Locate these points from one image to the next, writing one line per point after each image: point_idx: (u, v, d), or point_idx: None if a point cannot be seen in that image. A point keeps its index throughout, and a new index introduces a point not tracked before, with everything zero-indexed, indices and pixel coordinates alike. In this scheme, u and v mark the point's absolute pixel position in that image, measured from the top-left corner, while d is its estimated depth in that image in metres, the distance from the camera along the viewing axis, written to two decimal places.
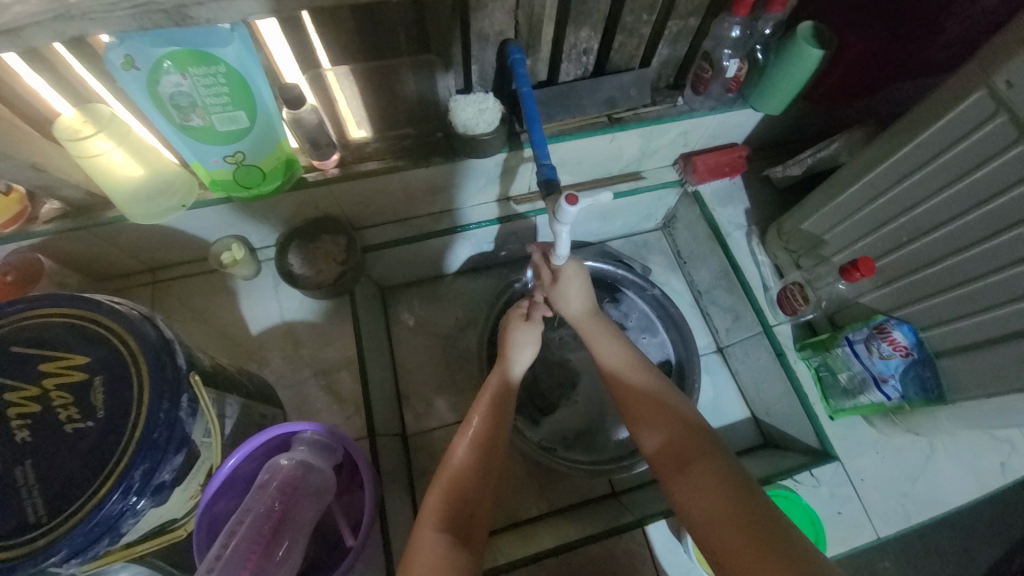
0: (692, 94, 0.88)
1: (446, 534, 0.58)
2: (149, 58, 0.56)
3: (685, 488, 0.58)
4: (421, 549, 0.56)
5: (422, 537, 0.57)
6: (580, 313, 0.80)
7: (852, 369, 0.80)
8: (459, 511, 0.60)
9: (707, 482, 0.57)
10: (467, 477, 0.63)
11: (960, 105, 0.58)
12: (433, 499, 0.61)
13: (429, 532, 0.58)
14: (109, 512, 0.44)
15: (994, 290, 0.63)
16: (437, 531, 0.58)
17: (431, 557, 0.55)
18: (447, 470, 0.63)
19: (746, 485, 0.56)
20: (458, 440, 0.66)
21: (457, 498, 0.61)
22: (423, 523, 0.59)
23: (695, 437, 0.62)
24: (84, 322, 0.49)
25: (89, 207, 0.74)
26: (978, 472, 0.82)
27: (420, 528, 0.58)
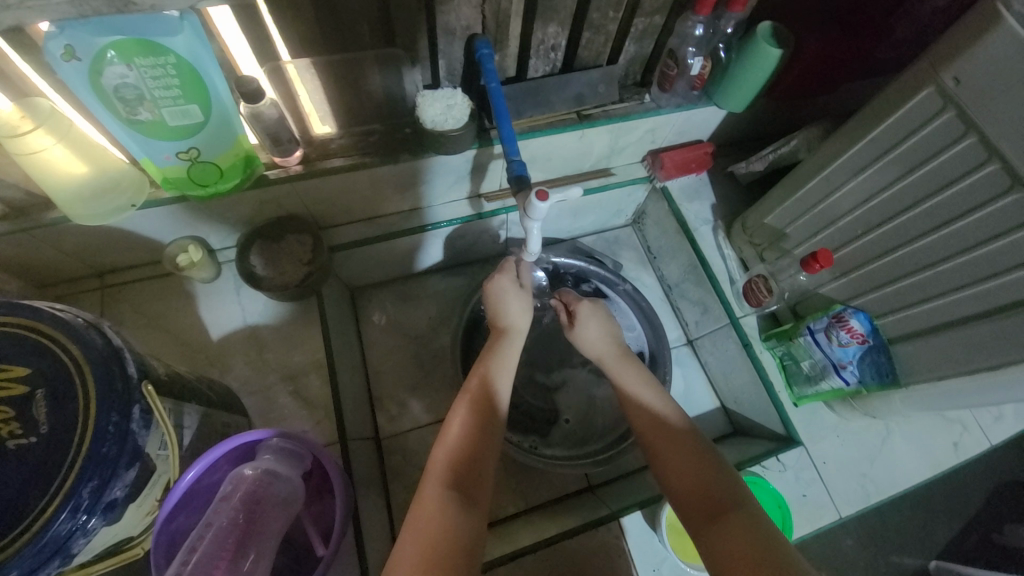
0: (658, 92, 0.89)
1: (450, 491, 0.59)
2: (91, 48, 0.53)
3: (708, 528, 0.56)
4: (427, 505, 0.57)
5: (428, 494, 0.59)
6: (612, 351, 0.78)
7: (814, 357, 0.83)
8: (460, 475, 0.62)
9: (734, 525, 0.54)
10: (454, 464, 0.62)
11: (909, 102, 0.61)
12: (436, 467, 0.62)
13: (436, 489, 0.59)
14: (57, 533, 0.41)
15: (944, 278, 0.67)
16: (442, 491, 0.59)
17: (436, 514, 0.56)
18: (435, 462, 0.63)
19: (773, 530, 0.53)
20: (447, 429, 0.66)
21: (458, 464, 0.62)
22: (428, 483, 0.60)
23: (722, 481, 0.59)
24: (21, 331, 0.46)
25: (28, 207, 0.69)
26: (930, 451, 0.87)
27: (426, 487, 0.60)
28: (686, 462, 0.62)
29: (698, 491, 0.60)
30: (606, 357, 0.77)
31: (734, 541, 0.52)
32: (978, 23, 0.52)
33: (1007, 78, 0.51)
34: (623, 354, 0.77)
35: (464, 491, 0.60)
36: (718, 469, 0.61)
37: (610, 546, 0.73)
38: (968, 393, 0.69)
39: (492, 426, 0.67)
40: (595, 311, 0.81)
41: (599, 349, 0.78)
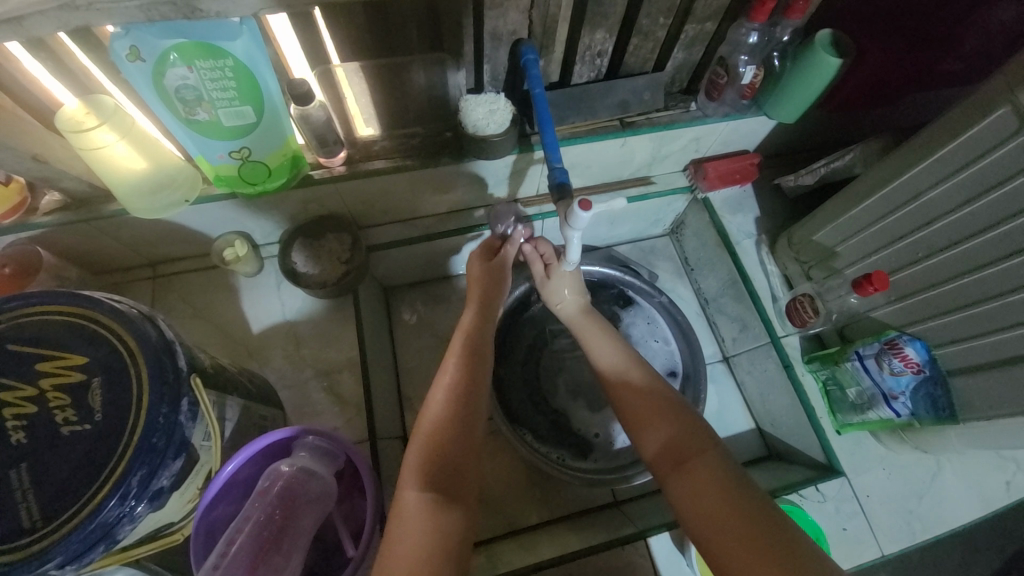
0: (705, 100, 0.87)
1: (429, 492, 0.57)
2: (156, 50, 0.55)
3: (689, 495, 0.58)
4: (407, 509, 0.55)
5: (406, 496, 0.56)
6: (575, 309, 0.80)
7: (861, 384, 0.78)
8: (438, 473, 0.59)
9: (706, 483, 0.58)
10: (432, 461, 0.60)
11: (985, 120, 0.57)
12: (413, 461, 0.60)
13: (414, 492, 0.57)
14: (105, 519, 0.43)
15: (1015, 309, 0.62)
16: (420, 492, 0.57)
17: (418, 519, 0.54)
18: (413, 457, 0.60)
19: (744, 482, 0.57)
20: (426, 410, 0.64)
21: (435, 454, 0.60)
22: (404, 485, 0.58)
23: (693, 437, 0.62)
24: (82, 320, 0.48)
25: (91, 200, 0.73)
26: (985, 491, 0.81)
27: (402, 490, 0.57)
28: (660, 426, 0.64)
29: (673, 451, 0.62)
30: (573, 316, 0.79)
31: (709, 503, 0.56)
32: None
33: None
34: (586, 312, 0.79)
35: (442, 490, 0.58)
36: (690, 427, 0.63)
37: (634, 566, 0.72)
38: None
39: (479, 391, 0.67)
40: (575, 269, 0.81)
41: (568, 308, 0.80)
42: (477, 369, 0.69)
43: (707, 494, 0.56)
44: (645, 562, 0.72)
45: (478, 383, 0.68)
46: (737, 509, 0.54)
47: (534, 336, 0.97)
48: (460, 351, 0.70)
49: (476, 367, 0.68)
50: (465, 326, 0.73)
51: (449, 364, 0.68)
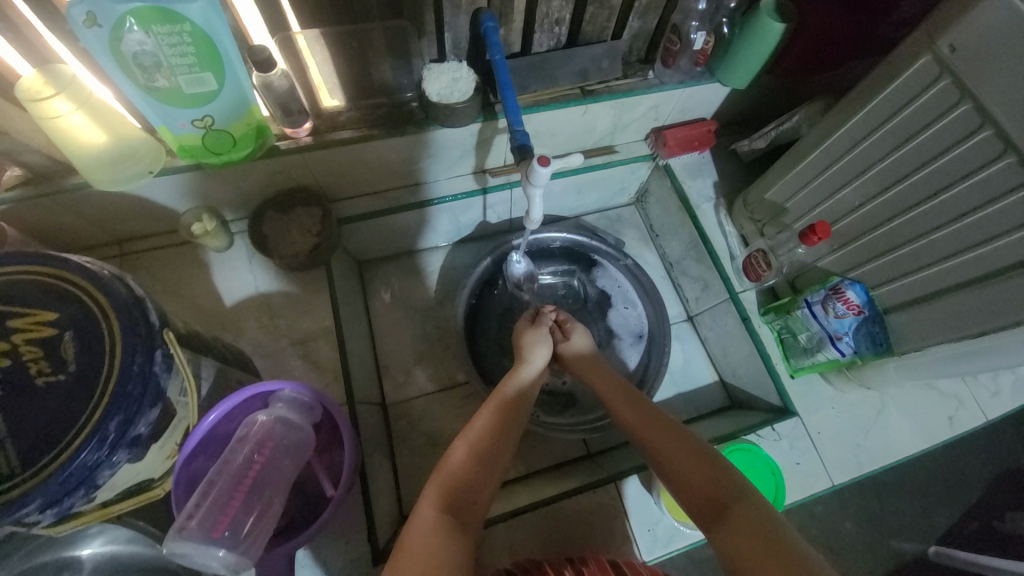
0: (662, 68, 0.91)
1: (447, 515, 0.55)
2: (112, 15, 0.55)
3: (723, 536, 0.50)
4: (423, 527, 0.53)
5: (425, 515, 0.54)
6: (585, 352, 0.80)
7: (811, 329, 0.84)
8: (459, 497, 0.57)
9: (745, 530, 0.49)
10: (460, 482, 0.58)
11: (906, 71, 0.62)
12: (434, 483, 0.58)
13: (433, 510, 0.55)
14: (84, 463, 0.44)
15: (937, 246, 0.67)
16: (439, 513, 0.55)
17: (430, 540, 0.51)
18: (442, 476, 0.59)
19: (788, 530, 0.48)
20: (458, 440, 0.62)
21: (461, 481, 0.58)
22: (424, 501, 0.56)
23: (727, 482, 0.54)
24: (52, 278, 0.49)
25: (52, 173, 0.72)
26: (923, 422, 0.88)
27: (421, 506, 0.55)
28: (689, 466, 0.57)
29: (703, 496, 0.54)
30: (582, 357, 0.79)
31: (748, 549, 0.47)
32: None
33: (1001, 43, 0.52)
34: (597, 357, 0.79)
35: (461, 517, 0.56)
36: (723, 470, 0.56)
37: (607, 507, 0.76)
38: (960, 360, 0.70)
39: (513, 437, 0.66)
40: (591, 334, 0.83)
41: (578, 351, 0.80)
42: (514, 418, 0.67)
43: (742, 540, 0.48)
44: (616, 503, 0.77)
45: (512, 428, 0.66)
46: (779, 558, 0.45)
47: None
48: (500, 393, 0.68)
49: (513, 418, 0.67)
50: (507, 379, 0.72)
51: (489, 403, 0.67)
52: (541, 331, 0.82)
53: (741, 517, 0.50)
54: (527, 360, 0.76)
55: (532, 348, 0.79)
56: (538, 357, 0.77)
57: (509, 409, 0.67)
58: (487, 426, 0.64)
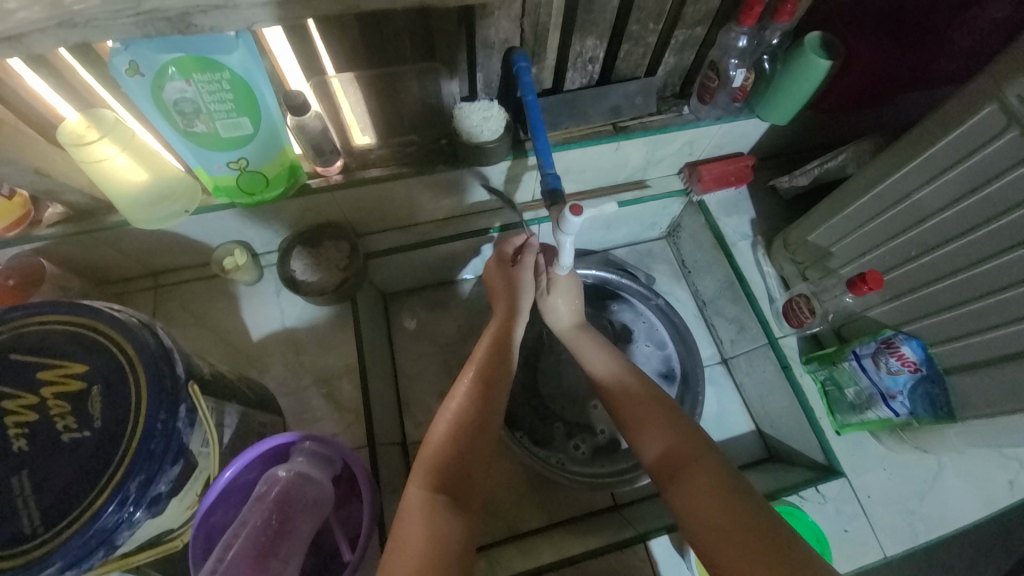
0: (698, 104, 0.88)
1: (438, 494, 0.59)
2: (154, 64, 0.56)
3: (683, 492, 0.60)
4: (413, 505, 0.57)
5: (413, 497, 0.58)
6: (570, 324, 0.83)
7: (860, 383, 0.78)
8: (447, 473, 0.61)
9: (704, 488, 0.59)
10: (445, 462, 0.62)
11: (971, 118, 0.57)
12: (420, 464, 0.62)
13: (423, 490, 0.59)
14: (104, 524, 0.43)
15: (1007, 306, 0.62)
16: (428, 492, 0.59)
17: (423, 516, 0.56)
18: (424, 457, 0.62)
19: (741, 487, 0.59)
20: (440, 417, 0.65)
21: (447, 457, 0.62)
22: (413, 480, 0.60)
23: (691, 445, 0.64)
24: (83, 329, 0.49)
25: (93, 212, 0.74)
26: (987, 490, 0.80)
27: (408, 486, 0.59)
28: (657, 431, 0.67)
29: (667, 457, 0.64)
30: (568, 331, 0.82)
31: (708, 506, 0.57)
32: None
33: None
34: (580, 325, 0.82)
35: (452, 493, 0.60)
36: (689, 436, 0.65)
37: (634, 569, 0.72)
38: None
39: (499, 398, 0.69)
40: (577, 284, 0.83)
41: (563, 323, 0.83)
42: (498, 375, 0.70)
43: (701, 496, 0.58)
44: (645, 566, 0.73)
45: (497, 386, 0.69)
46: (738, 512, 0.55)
47: (532, 340, 0.97)
48: (479, 361, 0.70)
49: (499, 375, 0.70)
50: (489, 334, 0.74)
51: (468, 371, 0.69)
52: (529, 274, 0.80)
53: (700, 476, 0.60)
54: (515, 314, 0.77)
55: (519, 294, 0.78)
56: (525, 307, 0.78)
57: (491, 373, 0.69)
58: (471, 398, 0.66)
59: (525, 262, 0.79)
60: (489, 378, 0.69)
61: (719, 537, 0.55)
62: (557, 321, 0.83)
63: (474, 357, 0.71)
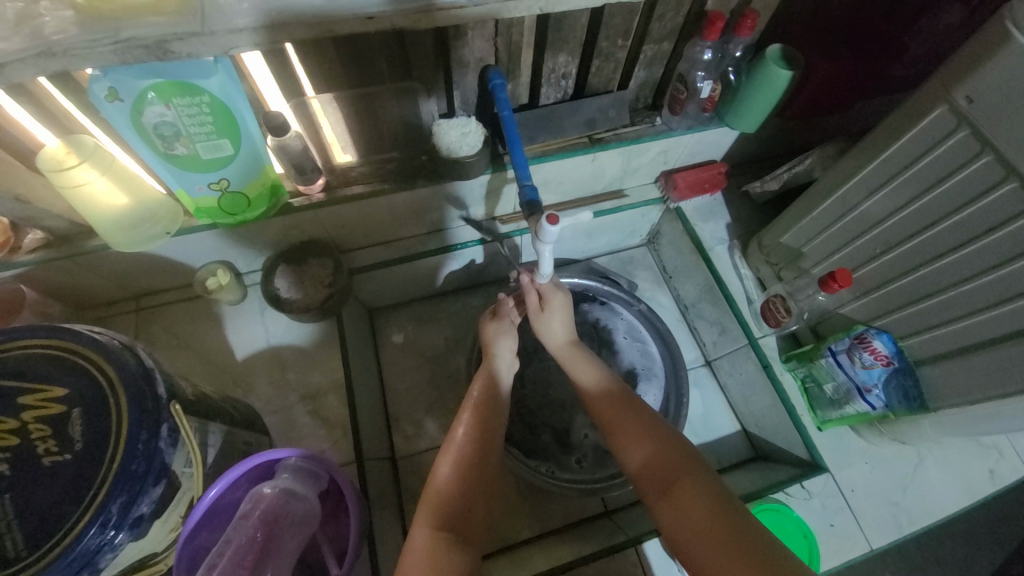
0: (669, 114, 0.91)
1: (443, 532, 0.59)
2: (134, 90, 0.57)
3: (671, 506, 0.58)
4: (417, 546, 0.57)
5: (419, 535, 0.59)
6: (563, 341, 0.81)
7: (837, 379, 0.80)
8: (452, 515, 0.61)
9: (694, 502, 0.57)
10: (449, 501, 0.62)
11: (922, 121, 0.61)
12: (425, 504, 0.62)
13: (426, 530, 0.59)
14: (86, 547, 0.43)
15: (969, 297, 0.64)
16: (434, 530, 0.59)
17: (426, 555, 0.56)
18: (432, 491, 0.63)
19: (735, 503, 0.56)
20: (442, 459, 0.66)
21: (450, 498, 0.62)
22: (419, 522, 0.60)
23: (677, 452, 0.62)
24: (63, 353, 0.49)
25: (74, 237, 0.74)
26: (966, 478, 0.82)
27: (414, 526, 0.60)
28: (646, 443, 0.65)
29: (656, 468, 0.62)
30: (563, 350, 0.81)
31: (699, 519, 0.55)
32: (990, 43, 0.52)
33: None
34: (573, 345, 0.80)
35: (456, 528, 0.60)
36: (679, 446, 0.63)
37: (625, 574, 0.72)
38: (1001, 418, 0.66)
39: (495, 439, 0.70)
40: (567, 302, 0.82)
41: (558, 341, 0.81)
42: (491, 410, 0.71)
43: (686, 507, 0.57)
44: (635, 569, 0.73)
45: (492, 427, 0.70)
46: (715, 512, 0.55)
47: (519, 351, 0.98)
48: (473, 402, 0.71)
49: (493, 410, 0.72)
50: (483, 370, 0.76)
51: (464, 414, 0.70)
52: (504, 322, 0.82)
53: (689, 488, 0.58)
54: (497, 357, 0.78)
55: (500, 341, 0.80)
56: (506, 351, 0.79)
57: (484, 414, 0.70)
58: (469, 441, 0.67)
59: (502, 310, 0.83)
60: (486, 421, 0.70)
61: (709, 545, 0.53)
62: (552, 337, 0.81)
63: (466, 405, 0.71)
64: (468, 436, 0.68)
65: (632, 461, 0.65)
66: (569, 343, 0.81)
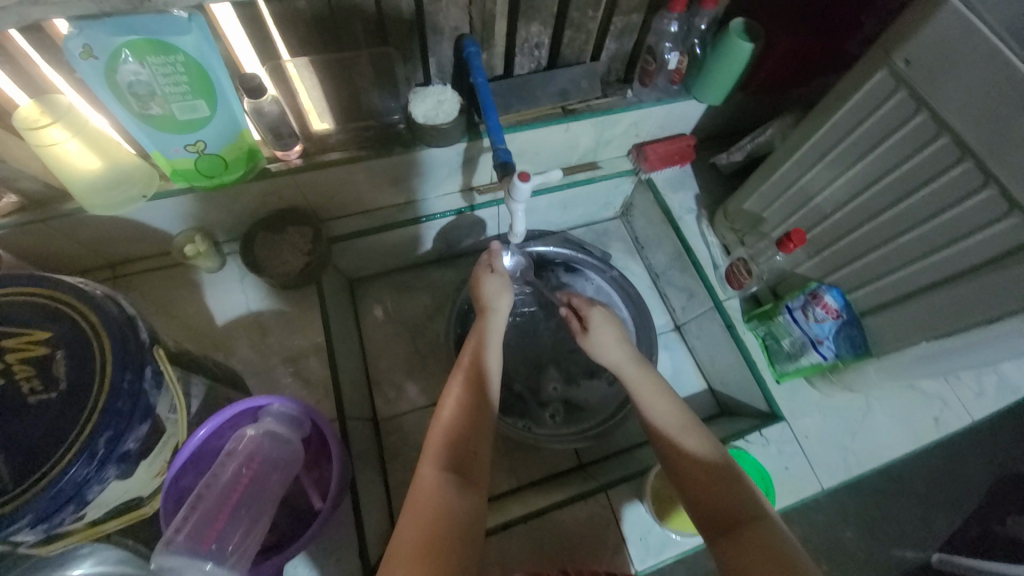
0: (640, 87, 0.95)
1: (447, 473, 0.60)
2: (108, 47, 0.58)
3: (732, 546, 0.54)
4: (425, 486, 0.58)
5: (426, 475, 0.59)
6: (624, 358, 0.75)
7: (793, 334, 0.86)
8: (457, 455, 0.62)
9: (756, 550, 0.52)
10: (450, 445, 0.63)
11: (866, 84, 0.65)
12: (431, 450, 0.63)
13: (433, 472, 0.60)
14: (72, 479, 0.44)
15: (906, 250, 0.70)
16: (440, 471, 0.60)
17: (433, 495, 0.56)
18: (432, 442, 0.63)
19: (799, 556, 0.51)
20: (440, 414, 0.67)
21: (453, 444, 0.63)
22: (424, 465, 0.61)
23: (736, 494, 0.58)
24: (44, 299, 0.50)
25: (49, 200, 0.74)
26: (910, 425, 0.89)
27: (421, 470, 0.60)
28: (705, 477, 0.61)
29: (715, 516, 0.58)
30: (624, 366, 0.74)
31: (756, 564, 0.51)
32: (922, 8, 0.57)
33: (951, 57, 0.56)
34: (636, 361, 0.74)
35: (461, 473, 0.61)
36: (736, 487, 0.59)
37: (597, 516, 0.77)
38: (945, 356, 0.70)
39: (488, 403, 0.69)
40: (607, 316, 0.80)
41: (615, 358, 0.76)
42: (484, 383, 0.71)
43: (748, 553, 0.52)
44: (606, 512, 0.77)
45: (485, 386, 0.70)
46: (770, 553, 0.52)
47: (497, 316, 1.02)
48: (464, 367, 0.72)
49: (482, 381, 0.71)
50: (473, 342, 0.76)
51: (457, 377, 0.71)
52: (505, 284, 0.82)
53: (754, 537, 0.54)
54: (491, 312, 0.79)
55: (494, 297, 0.80)
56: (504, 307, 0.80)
57: (474, 377, 0.71)
58: (460, 407, 0.67)
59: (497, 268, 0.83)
60: (480, 379, 0.70)
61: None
62: (607, 355, 0.77)
63: (456, 371, 0.71)
64: (461, 391, 0.69)
65: (693, 503, 0.60)
66: (631, 359, 0.74)
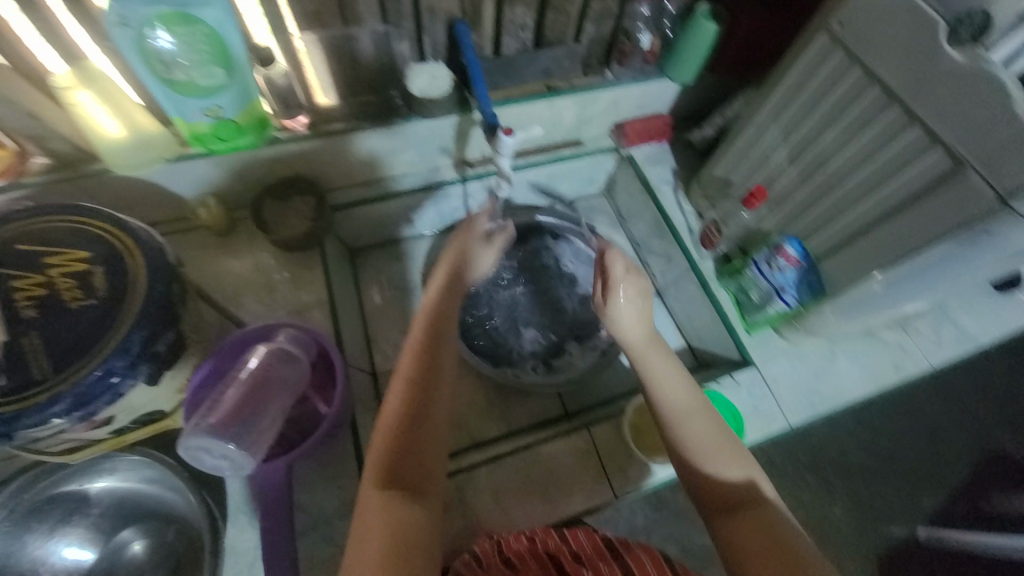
0: (618, 68, 1.04)
1: (391, 489, 0.59)
2: (140, 16, 0.66)
3: (733, 527, 0.60)
4: (369, 507, 0.57)
5: (368, 497, 0.58)
6: (641, 334, 0.74)
7: (760, 286, 0.93)
8: (400, 471, 0.60)
9: (757, 528, 0.59)
10: (389, 457, 0.61)
11: (810, 46, 0.74)
12: (379, 459, 0.61)
13: (375, 490, 0.59)
14: (110, 370, 0.51)
15: (851, 193, 0.78)
16: (382, 488, 0.59)
17: (377, 511, 0.57)
18: (374, 457, 0.61)
19: (799, 541, 0.58)
20: (389, 407, 0.65)
21: (394, 453, 0.61)
22: (367, 481, 0.60)
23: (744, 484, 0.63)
24: (83, 222, 0.57)
25: (78, 161, 0.82)
26: (871, 368, 0.96)
27: (364, 486, 0.59)
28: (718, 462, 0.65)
29: (714, 494, 0.63)
30: (636, 338, 0.74)
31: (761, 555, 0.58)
32: None
33: (882, 14, 0.65)
34: (652, 337, 0.74)
35: (407, 483, 0.60)
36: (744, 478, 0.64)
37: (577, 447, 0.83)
38: (914, 278, 0.74)
39: (436, 379, 0.67)
40: (638, 288, 0.76)
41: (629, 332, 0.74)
42: (440, 331, 0.71)
43: (745, 532, 0.60)
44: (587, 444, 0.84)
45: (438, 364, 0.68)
46: (770, 536, 0.58)
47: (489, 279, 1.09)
48: (420, 330, 0.70)
49: (440, 329, 0.71)
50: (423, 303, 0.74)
51: (400, 374, 0.67)
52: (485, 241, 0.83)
53: (751, 517, 0.60)
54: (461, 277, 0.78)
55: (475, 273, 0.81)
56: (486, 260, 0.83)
57: (429, 340, 0.69)
58: (403, 401, 0.64)
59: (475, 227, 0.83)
60: (426, 361, 0.67)
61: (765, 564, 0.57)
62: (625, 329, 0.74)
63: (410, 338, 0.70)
64: (404, 387, 0.66)
65: (692, 482, 0.65)
66: (646, 335, 0.74)
